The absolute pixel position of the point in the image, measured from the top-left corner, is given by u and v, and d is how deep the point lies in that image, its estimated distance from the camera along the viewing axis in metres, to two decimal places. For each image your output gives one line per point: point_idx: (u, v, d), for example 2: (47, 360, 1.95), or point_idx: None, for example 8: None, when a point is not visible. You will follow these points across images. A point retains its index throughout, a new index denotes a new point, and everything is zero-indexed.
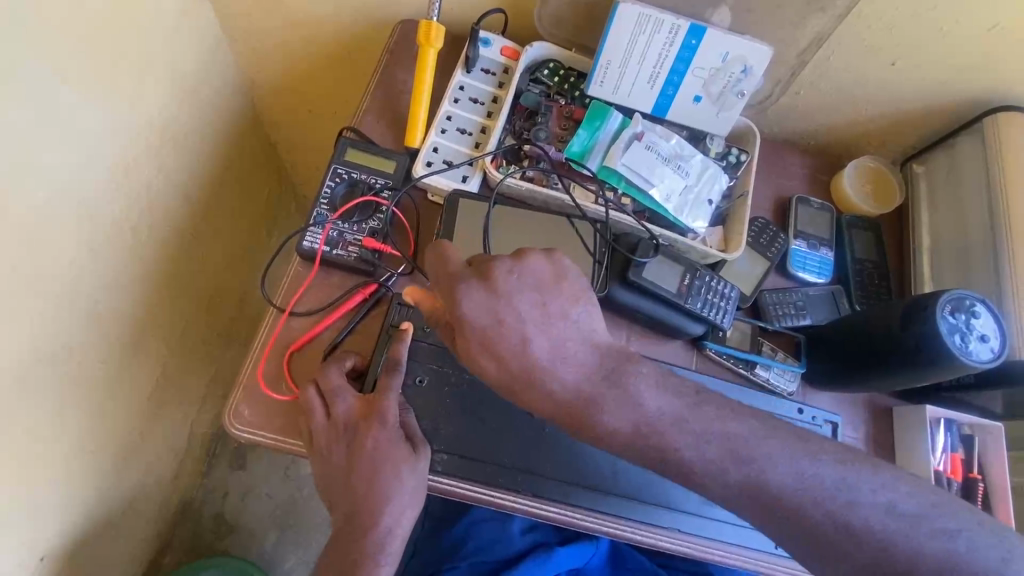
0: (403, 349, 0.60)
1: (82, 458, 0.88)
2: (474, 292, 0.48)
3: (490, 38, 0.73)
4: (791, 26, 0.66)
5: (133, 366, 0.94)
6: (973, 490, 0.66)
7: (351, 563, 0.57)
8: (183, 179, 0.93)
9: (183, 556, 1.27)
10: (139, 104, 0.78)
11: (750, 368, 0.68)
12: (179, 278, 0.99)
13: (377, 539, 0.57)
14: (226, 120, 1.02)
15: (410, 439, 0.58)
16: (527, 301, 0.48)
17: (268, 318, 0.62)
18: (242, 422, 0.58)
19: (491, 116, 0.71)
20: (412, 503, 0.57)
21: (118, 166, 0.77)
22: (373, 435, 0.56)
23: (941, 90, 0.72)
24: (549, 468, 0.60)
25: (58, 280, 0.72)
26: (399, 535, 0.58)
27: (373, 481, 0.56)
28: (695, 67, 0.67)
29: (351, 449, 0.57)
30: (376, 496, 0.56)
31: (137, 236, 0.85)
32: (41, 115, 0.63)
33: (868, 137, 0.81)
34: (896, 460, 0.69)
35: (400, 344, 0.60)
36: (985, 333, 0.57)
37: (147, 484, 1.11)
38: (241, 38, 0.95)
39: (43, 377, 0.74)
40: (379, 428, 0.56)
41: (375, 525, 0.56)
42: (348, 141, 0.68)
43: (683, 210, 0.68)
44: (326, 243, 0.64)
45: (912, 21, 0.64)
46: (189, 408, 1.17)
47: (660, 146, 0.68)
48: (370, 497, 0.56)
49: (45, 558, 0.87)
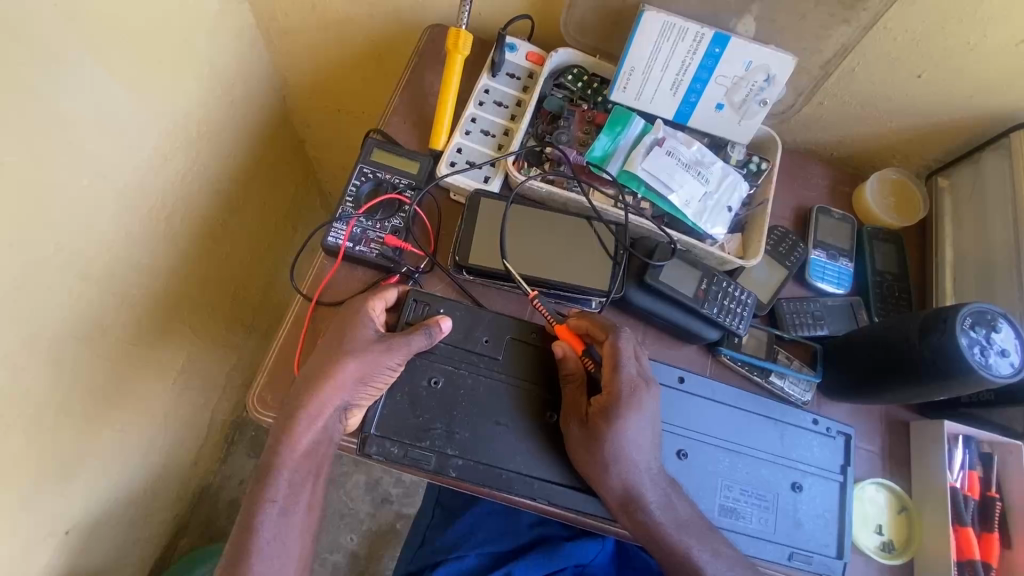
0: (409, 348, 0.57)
1: (107, 436, 0.92)
2: (647, 407, 0.57)
3: (516, 44, 0.74)
4: (816, 37, 0.66)
5: (159, 350, 0.97)
6: (990, 509, 0.65)
7: (294, 510, 0.55)
8: (215, 173, 0.97)
9: (198, 539, 1.30)
10: (177, 99, 0.82)
11: (765, 375, 0.68)
12: (206, 270, 1.03)
13: (303, 472, 0.56)
14: (258, 116, 1.05)
15: (361, 377, 0.55)
16: (645, 417, 0.57)
17: (296, 305, 0.64)
18: (263, 406, 0.60)
19: (515, 118, 0.72)
20: (315, 447, 0.56)
21: (155, 156, 0.81)
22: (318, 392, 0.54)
23: (968, 105, 0.71)
24: (564, 474, 0.59)
25: (94, 262, 0.76)
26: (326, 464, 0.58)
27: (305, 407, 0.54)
28: (718, 75, 0.68)
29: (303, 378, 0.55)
30: (294, 408, 0.54)
31: (168, 225, 0.89)
32: (85, 104, 0.67)
33: (893, 149, 0.80)
34: (911, 439, 0.69)
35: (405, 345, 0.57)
36: (1005, 347, 0.56)
37: (167, 466, 1.15)
38: (275, 39, 0.99)
39: (73, 356, 0.78)
40: (338, 349, 0.56)
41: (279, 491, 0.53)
42: (375, 142, 0.70)
43: (702, 216, 0.68)
44: (349, 239, 0.65)
45: (938, 33, 0.64)
46: (210, 394, 1.21)
47: (680, 152, 0.69)
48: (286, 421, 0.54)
49: (70, 531, 0.91)
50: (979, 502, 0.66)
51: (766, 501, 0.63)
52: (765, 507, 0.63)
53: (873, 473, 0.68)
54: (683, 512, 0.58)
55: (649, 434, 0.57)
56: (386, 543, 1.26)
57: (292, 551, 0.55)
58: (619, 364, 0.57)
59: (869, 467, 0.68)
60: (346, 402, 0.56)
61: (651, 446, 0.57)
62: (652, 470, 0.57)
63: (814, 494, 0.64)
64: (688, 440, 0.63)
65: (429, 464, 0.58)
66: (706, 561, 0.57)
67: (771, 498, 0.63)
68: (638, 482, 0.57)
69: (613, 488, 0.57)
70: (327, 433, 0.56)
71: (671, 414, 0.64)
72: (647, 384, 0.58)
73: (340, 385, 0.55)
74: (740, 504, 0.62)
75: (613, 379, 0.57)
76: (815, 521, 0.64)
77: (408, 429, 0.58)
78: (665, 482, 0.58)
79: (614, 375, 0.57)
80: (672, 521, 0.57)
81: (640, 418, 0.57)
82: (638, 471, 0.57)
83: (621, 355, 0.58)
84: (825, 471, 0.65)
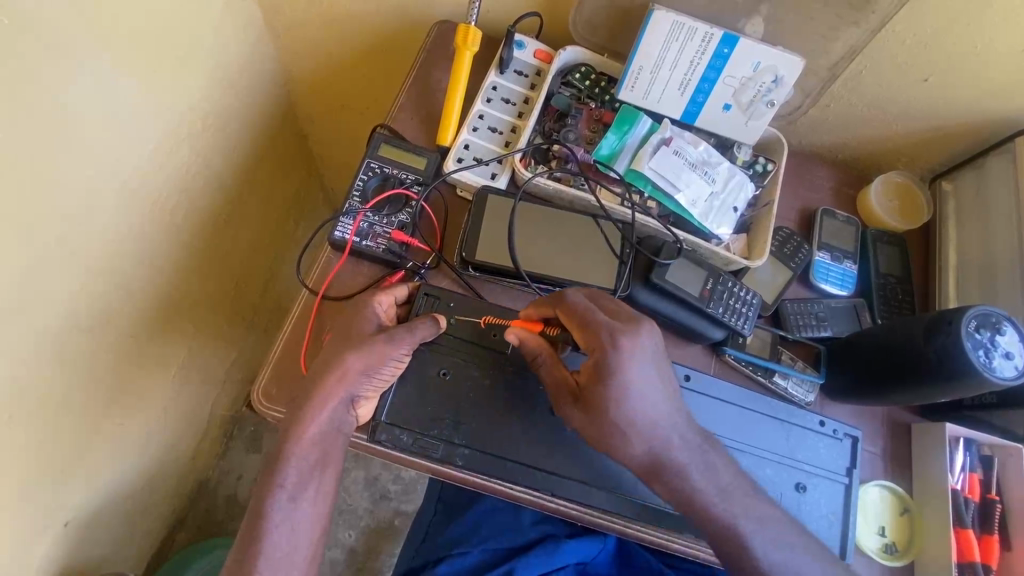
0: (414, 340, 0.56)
1: (107, 428, 0.91)
2: (636, 355, 0.52)
3: (525, 41, 0.74)
4: (824, 39, 0.66)
5: (160, 343, 0.97)
6: (990, 511, 0.66)
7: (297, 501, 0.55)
8: (218, 167, 0.96)
9: (196, 534, 1.30)
10: (183, 92, 0.82)
11: (769, 375, 0.68)
12: (208, 263, 1.03)
13: (308, 462, 0.54)
14: (262, 110, 1.05)
15: (366, 369, 0.54)
16: (638, 370, 0.52)
17: (302, 299, 0.64)
18: (268, 399, 0.60)
19: (522, 116, 0.72)
20: (324, 442, 0.54)
21: (160, 147, 0.81)
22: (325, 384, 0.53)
23: (974, 109, 0.72)
24: (570, 467, 0.59)
25: (99, 254, 0.76)
26: (333, 457, 0.56)
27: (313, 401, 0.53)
28: (726, 75, 0.68)
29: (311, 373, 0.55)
30: (304, 399, 0.54)
31: (172, 218, 0.89)
32: (91, 94, 0.67)
33: (897, 153, 0.81)
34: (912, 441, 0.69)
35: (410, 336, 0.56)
36: (1010, 350, 0.56)
37: (166, 460, 1.14)
38: (281, 33, 0.99)
39: (75, 347, 0.77)
40: (344, 343, 0.55)
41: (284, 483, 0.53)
42: (382, 137, 0.70)
43: (708, 216, 0.69)
44: (356, 234, 0.65)
45: (945, 37, 0.65)
46: (210, 389, 1.20)
47: (687, 152, 0.69)
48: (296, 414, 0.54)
49: (70, 523, 0.91)
50: (980, 504, 0.66)
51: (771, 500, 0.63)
52: None
53: (876, 475, 0.68)
54: (723, 476, 0.56)
55: (645, 388, 0.53)
56: (385, 540, 1.26)
57: (301, 540, 0.54)
58: (589, 320, 0.53)
59: (872, 469, 0.68)
60: (351, 394, 0.55)
61: (656, 404, 0.53)
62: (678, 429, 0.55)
63: (818, 495, 0.64)
64: None
65: (436, 453, 0.58)
66: (751, 532, 0.55)
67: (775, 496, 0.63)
68: (662, 442, 0.54)
69: (636, 457, 0.54)
70: (333, 426, 0.55)
71: None
72: (629, 328, 0.53)
73: (344, 378, 0.54)
74: None
75: (587, 337, 0.53)
76: (818, 522, 0.64)
77: (416, 419, 0.58)
78: (694, 444, 0.55)
79: (586, 332, 0.53)
80: (714, 486, 0.55)
81: (635, 371, 0.52)
82: (654, 429, 0.53)
83: (584, 308, 0.54)
84: (829, 470, 0.65)
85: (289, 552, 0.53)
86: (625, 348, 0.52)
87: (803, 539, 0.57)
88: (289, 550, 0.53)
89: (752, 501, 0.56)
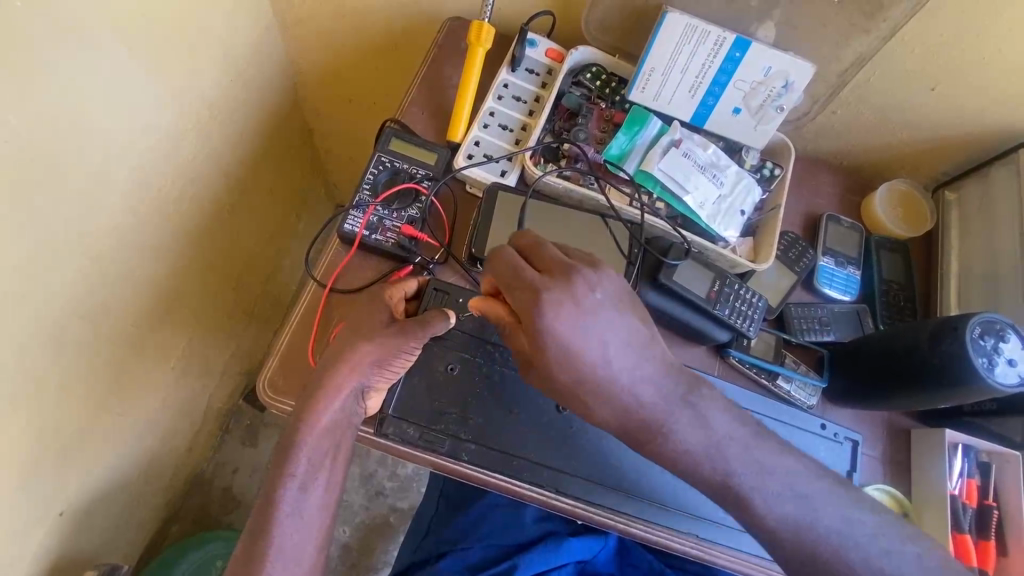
0: (425, 332, 0.56)
1: (105, 417, 0.91)
2: (561, 309, 0.47)
3: (537, 39, 0.74)
4: (834, 46, 0.67)
5: (159, 333, 0.96)
6: (987, 517, 0.67)
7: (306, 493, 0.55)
8: (223, 157, 0.96)
9: (190, 527, 1.29)
10: (192, 81, 0.81)
11: (772, 378, 0.69)
12: (210, 253, 1.02)
13: (318, 452, 0.54)
14: (269, 103, 1.05)
15: (381, 360, 0.54)
16: (569, 326, 0.48)
17: (310, 292, 0.64)
18: (275, 392, 0.60)
19: (533, 114, 0.73)
20: (334, 430, 0.54)
21: (167, 136, 0.80)
22: (340, 375, 0.53)
23: (979, 120, 0.73)
24: (575, 463, 0.59)
25: (102, 241, 0.75)
26: (344, 450, 0.56)
27: (324, 391, 0.53)
28: (737, 79, 0.68)
29: (323, 363, 0.54)
30: (313, 389, 0.53)
31: (177, 207, 0.88)
32: (102, 81, 0.66)
33: (901, 161, 0.82)
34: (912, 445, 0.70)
35: (421, 328, 0.56)
36: (1013, 357, 0.57)
37: (163, 452, 1.14)
38: (290, 26, 0.98)
39: (76, 334, 0.77)
40: (357, 335, 0.55)
41: (290, 475, 0.53)
42: (393, 131, 0.70)
43: (715, 218, 0.69)
44: (366, 227, 0.65)
45: (953, 48, 0.65)
46: (208, 380, 1.20)
47: (696, 154, 0.70)
48: (306, 404, 0.53)
49: (65, 513, 0.90)
50: (977, 510, 0.67)
51: None
52: None
53: (875, 479, 0.69)
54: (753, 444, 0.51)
55: (590, 344, 0.48)
56: (380, 537, 1.25)
57: (309, 531, 0.54)
58: (512, 280, 0.50)
59: (872, 473, 0.68)
60: (363, 384, 0.54)
61: (606, 363, 0.49)
62: (657, 384, 0.50)
63: None
64: None
65: (442, 447, 0.58)
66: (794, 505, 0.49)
67: None
68: (637, 400, 0.49)
69: (609, 418, 0.51)
70: (344, 415, 0.54)
71: None
72: (550, 281, 0.48)
73: (355, 368, 0.53)
74: None
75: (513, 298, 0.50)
76: None
77: (424, 412, 0.59)
78: (671, 399, 0.50)
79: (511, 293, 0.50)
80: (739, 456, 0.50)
81: (562, 326, 0.47)
82: (612, 387, 0.49)
83: (513, 269, 0.50)
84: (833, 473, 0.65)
85: (298, 544, 0.53)
86: (548, 309, 0.47)
87: (847, 495, 0.51)
88: (299, 540, 0.53)
89: (778, 460, 0.51)
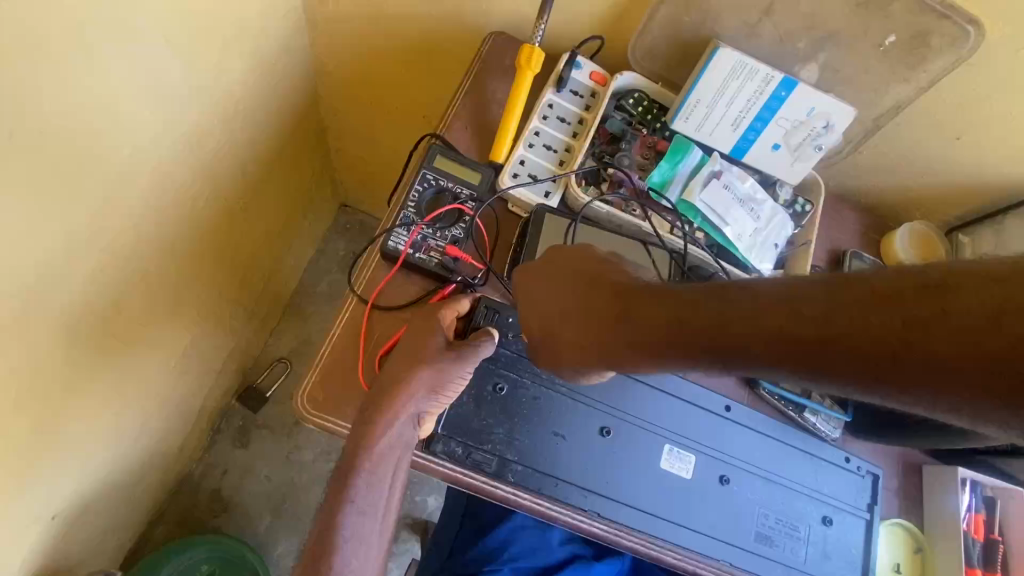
0: (476, 355, 0.57)
1: (104, 417, 0.87)
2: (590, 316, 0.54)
3: (582, 62, 0.74)
4: (873, 91, 0.69)
5: (164, 328, 0.92)
6: (993, 550, 0.70)
7: (363, 521, 0.60)
8: (243, 151, 0.93)
9: (174, 530, 1.24)
10: (222, 75, 0.78)
11: (799, 411, 0.67)
12: (219, 249, 0.99)
13: (379, 468, 0.57)
14: (291, 98, 1.02)
15: (434, 386, 0.56)
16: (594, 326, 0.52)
17: (350, 305, 0.63)
18: (317, 408, 0.59)
19: (577, 136, 0.73)
20: (389, 462, 0.58)
21: (195, 131, 0.78)
22: (398, 399, 0.55)
23: (997, 172, 0.76)
24: (618, 490, 0.61)
25: (122, 237, 0.72)
26: (401, 466, 0.60)
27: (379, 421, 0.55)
28: (780, 116, 0.70)
29: (376, 390, 0.56)
30: (369, 416, 0.55)
31: (195, 203, 0.85)
32: (141, 74, 0.64)
33: (919, 204, 0.85)
34: (925, 481, 0.71)
35: (474, 352, 0.57)
36: None
37: (154, 453, 1.09)
38: (320, 24, 0.96)
39: (85, 332, 0.73)
40: (409, 360, 0.57)
41: (344, 509, 0.58)
42: (439, 147, 0.69)
43: (752, 250, 0.71)
44: (410, 246, 0.64)
45: (984, 101, 0.68)
46: (203, 380, 1.15)
47: (736, 187, 0.71)
48: (359, 436, 0.56)
49: (56, 516, 0.86)
50: (984, 544, 0.70)
51: (800, 533, 0.65)
52: (798, 537, 0.65)
53: (893, 513, 0.70)
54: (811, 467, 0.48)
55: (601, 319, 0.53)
56: None
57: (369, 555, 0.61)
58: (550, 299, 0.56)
59: (891, 508, 0.70)
60: (417, 410, 0.57)
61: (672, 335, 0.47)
62: None
63: (843, 528, 0.67)
64: (731, 467, 0.64)
65: (489, 469, 0.59)
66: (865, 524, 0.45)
67: (803, 528, 0.65)
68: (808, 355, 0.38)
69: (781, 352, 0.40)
70: (399, 441, 0.57)
71: (714, 440, 0.64)
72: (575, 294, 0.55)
73: (413, 394, 0.56)
74: (775, 531, 0.64)
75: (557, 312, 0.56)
76: (842, 553, 0.66)
77: (471, 431, 0.59)
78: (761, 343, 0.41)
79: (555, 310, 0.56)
80: None
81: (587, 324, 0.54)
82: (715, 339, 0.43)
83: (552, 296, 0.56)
84: (854, 506, 0.67)
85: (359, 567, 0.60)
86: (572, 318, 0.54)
87: None
88: (363, 560, 0.60)
89: None
